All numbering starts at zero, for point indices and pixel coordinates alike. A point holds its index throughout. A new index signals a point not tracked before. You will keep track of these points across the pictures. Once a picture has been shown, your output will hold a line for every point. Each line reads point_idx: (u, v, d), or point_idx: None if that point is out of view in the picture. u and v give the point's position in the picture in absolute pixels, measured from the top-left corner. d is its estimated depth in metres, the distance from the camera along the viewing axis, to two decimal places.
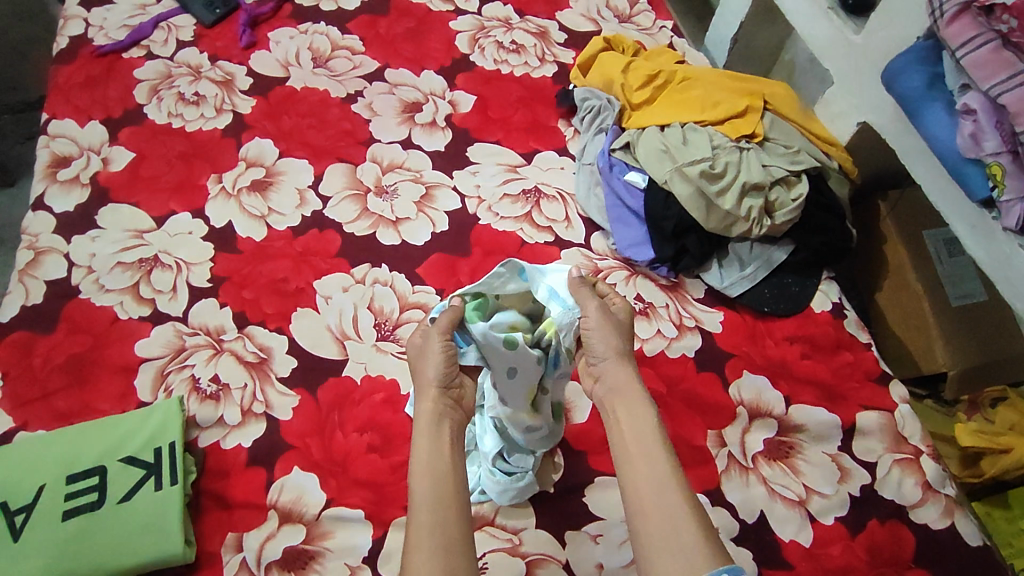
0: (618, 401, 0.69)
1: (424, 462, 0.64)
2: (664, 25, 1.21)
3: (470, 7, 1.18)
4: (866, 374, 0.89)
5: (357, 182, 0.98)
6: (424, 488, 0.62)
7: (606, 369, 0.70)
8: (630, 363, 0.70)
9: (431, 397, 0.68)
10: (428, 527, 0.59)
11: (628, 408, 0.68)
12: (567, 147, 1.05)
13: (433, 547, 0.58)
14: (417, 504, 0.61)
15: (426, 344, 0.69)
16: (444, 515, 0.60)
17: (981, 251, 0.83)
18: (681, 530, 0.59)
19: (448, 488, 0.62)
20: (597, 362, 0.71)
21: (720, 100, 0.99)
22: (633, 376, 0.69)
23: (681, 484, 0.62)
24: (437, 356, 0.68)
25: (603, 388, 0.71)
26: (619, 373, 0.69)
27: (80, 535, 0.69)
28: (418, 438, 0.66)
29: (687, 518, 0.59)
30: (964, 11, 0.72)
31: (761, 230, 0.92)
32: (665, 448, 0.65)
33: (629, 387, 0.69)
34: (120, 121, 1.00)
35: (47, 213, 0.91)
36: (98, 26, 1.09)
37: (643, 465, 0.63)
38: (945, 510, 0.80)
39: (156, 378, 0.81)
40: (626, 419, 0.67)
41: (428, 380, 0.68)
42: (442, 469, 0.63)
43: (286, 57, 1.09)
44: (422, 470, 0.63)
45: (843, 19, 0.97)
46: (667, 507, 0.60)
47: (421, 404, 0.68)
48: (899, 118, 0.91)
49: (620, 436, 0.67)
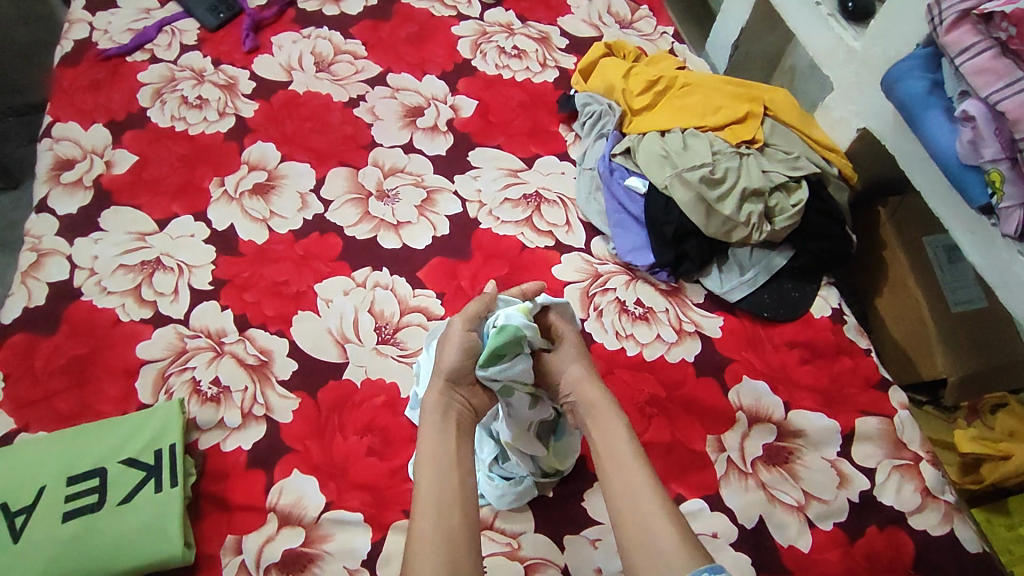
0: (592, 421, 0.71)
1: (429, 453, 0.67)
2: (666, 31, 1.21)
3: (472, 13, 1.19)
4: (865, 380, 0.89)
5: (359, 187, 0.98)
6: (430, 479, 0.65)
7: (575, 397, 0.73)
8: (598, 385, 0.73)
9: (437, 386, 0.71)
10: (431, 520, 0.62)
11: (600, 424, 0.71)
12: (568, 152, 1.06)
13: (437, 541, 0.60)
14: (422, 499, 0.63)
15: (447, 337, 0.72)
16: (448, 508, 0.63)
17: (980, 258, 0.83)
18: (659, 535, 0.60)
19: (453, 478, 0.65)
20: (569, 398, 0.74)
21: (720, 105, 0.99)
22: (603, 394, 0.72)
23: (659, 492, 0.64)
24: (455, 347, 0.71)
25: (577, 414, 0.73)
26: (589, 395, 0.72)
27: (80, 536, 0.69)
28: (423, 431, 0.69)
29: (664, 525, 0.61)
30: (963, 18, 0.73)
31: (762, 235, 0.92)
32: (640, 459, 0.67)
33: (603, 406, 0.71)
34: (123, 124, 1.00)
35: (51, 216, 0.91)
36: (103, 30, 1.09)
37: (620, 478, 0.66)
38: (944, 516, 0.80)
39: (157, 380, 0.81)
40: (601, 439, 0.70)
41: (440, 370, 0.71)
42: (447, 460, 0.67)
43: (289, 61, 1.09)
44: (427, 461, 0.67)
45: (843, 26, 0.98)
46: (644, 515, 0.62)
47: (428, 394, 0.71)
48: (898, 125, 0.91)
49: (597, 455, 0.69)
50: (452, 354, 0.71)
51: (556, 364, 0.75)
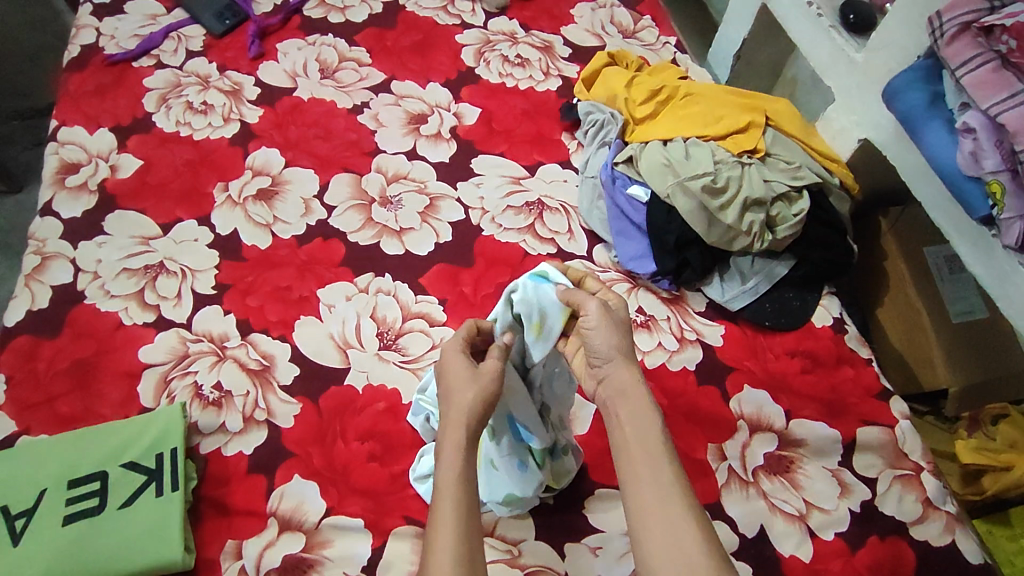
0: (619, 402, 0.63)
1: (454, 475, 0.59)
2: (668, 41, 1.22)
3: (476, 21, 1.20)
4: (866, 390, 0.89)
5: (361, 193, 0.99)
6: (452, 498, 0.58)
7: (608, 373, 0.65)
8: (634, 367, 0.64)
9: (476, 412, 0.62)
10: (452, 530, 0.56)
11: (630, 408, 0.62)
12: (570, 160, 1.06)
13: (458, 546, 0.55)
14: (442, 509, 0.57)
15: (479, 368, 0.65)
16: (472, 542, 0.56)
17: (982, 268, 0.83)
18: (685, 542, 0.54)
19: (472, 501, 0.59)
20: (599, 364, 0.65)
21: (722, 115, 1.00)
22: (638, 379, 0.64)
23: (685, 493, 0.57)
24: (487, 387, 0.64)
25: (604, 389, 0.65)
26: (622, 373, 0.64)
27: (80, 539, 0.69)
28: (449, 447, 0.61)
29: (691, 530, 0.54)
30: (964, 31, 0.74)
31: (763, 245, 0.92)
32: (669, 455, 0.60)
33: (634, 388, 0.63)
34: (129, 128, 1.01)
35: (55, 219, 0.92)
36: (109, 35, 1.10)
37: (646, 475, 0.58)
38: (946, 527, 0.80)
39: (159, 384, 0.81)
40: (627, 422, 0.62)
41: (482, 395, 0.63)
42: (471, 482, 0.60)
43: (294, 68, 1.10)
44: (450, 482, 0.59)
45: (845, 37, 0.99)
46: (666, 512, 0.56)
47: (460, 416, 0.62)
48: (900, 136, 0.92)
49: (619, 437, 0.62)
50: (490, 387, 0.64)
51: (588, 327, 0.65)
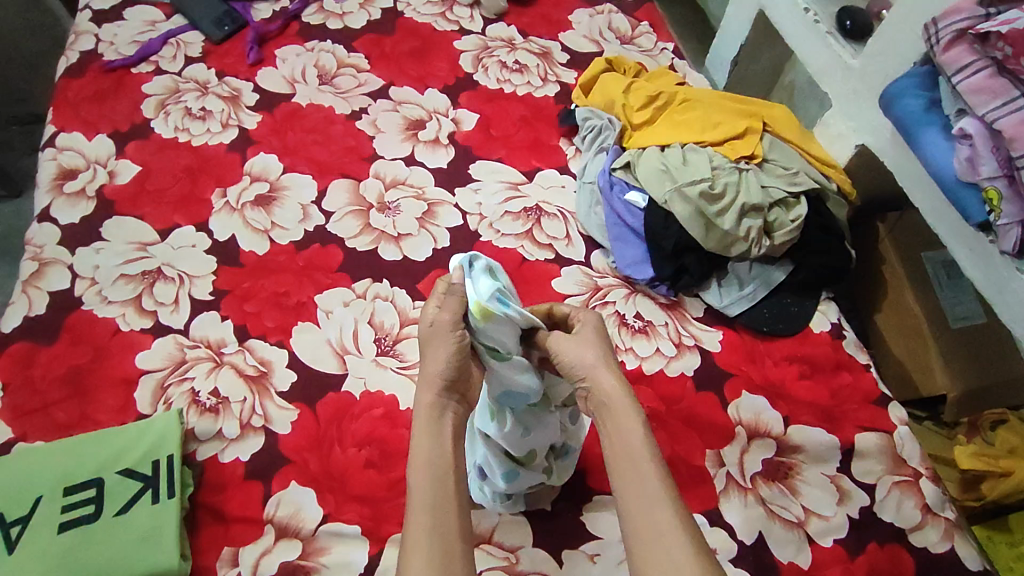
0: (605, 414, 0.63)
1: (423, 460, 0.60)
2: (666, 47, 1.22)
3: (474, 28, 1.20)
4: (865, 396, 0.89)
5: (359, 199, 0.99)
6: (428, 491, 0.58)
7: (589, 385, 0.65)
8: (613, 370, 0.65)
9: (433, 390, 0.63)
10: (427, 528, 0.56)
11: (615, 419, 0.62)
12: (568, 165, 1.06)
13: (433, 545, 0.55)
14: (416, 506, 0.57)
15: (434, 324, 0.64)
16: (447, 534, 0.56)
17: (979, 273, 0.83)
18: (671, 542, 0.54)
19: (448, 491, 0.59)
20: (581, 383, 0.66)
21: (719, 121, 1.00)
22: (619, 385, 0.64)
23: (671, 495, 0.58)
24: (446, 347, 0.63)
25: (591, 405, 0.66)
26: (603, 384, 0.64)
27: (76, 547, 0.69)
28: (417, 433, 0.62)
29: (676, 530, 0.55)
30: (960, 38, 0.74)
31: (760, 250, 0.92)
32: (655, 460, 0.60)
33: (617, 398, 0.63)
34: (127, 135, 1.01)
35: (53, 225, 0.92)
36: (108, 42, 1.10)
37: (632, 480, 0.59)
38: (945, 533, 0.80)
39: (156, 390, 0.81)
40: (612, 431, 0.62)
41: (437, 370, 0.63)
42: (442, 466, 0.60)
43: (293, 74, 1.10)
44: (421, 466, 0.59)
45: (842, 44, 0.99)
46: (652, 513, 0.56)
47: (421, 396, 0.63)
48: (897, 141, 0.92)
49: (606, 447, 0.62)
50: (445, 353, 0.63)
51: (561, 347, 0.66)
